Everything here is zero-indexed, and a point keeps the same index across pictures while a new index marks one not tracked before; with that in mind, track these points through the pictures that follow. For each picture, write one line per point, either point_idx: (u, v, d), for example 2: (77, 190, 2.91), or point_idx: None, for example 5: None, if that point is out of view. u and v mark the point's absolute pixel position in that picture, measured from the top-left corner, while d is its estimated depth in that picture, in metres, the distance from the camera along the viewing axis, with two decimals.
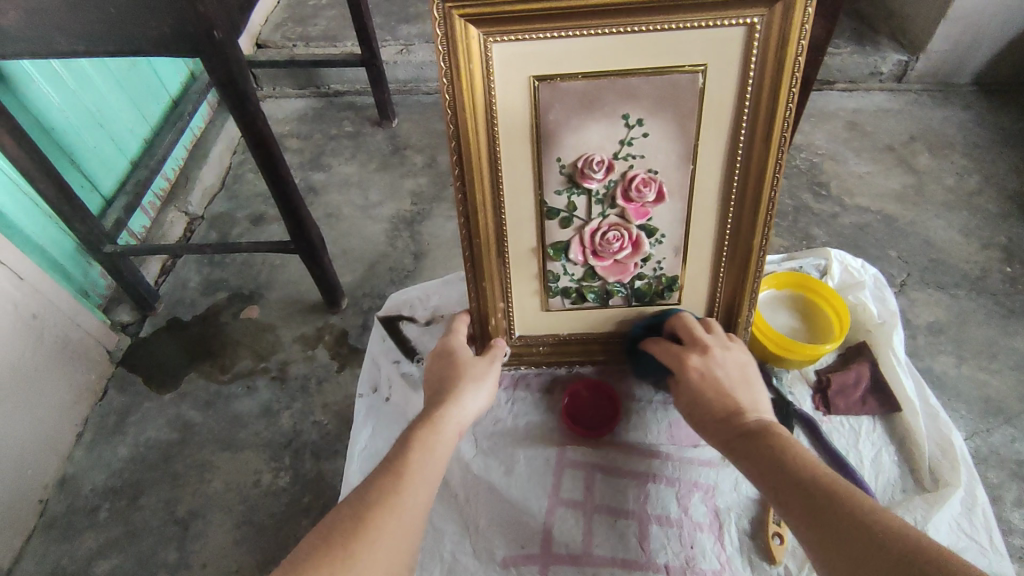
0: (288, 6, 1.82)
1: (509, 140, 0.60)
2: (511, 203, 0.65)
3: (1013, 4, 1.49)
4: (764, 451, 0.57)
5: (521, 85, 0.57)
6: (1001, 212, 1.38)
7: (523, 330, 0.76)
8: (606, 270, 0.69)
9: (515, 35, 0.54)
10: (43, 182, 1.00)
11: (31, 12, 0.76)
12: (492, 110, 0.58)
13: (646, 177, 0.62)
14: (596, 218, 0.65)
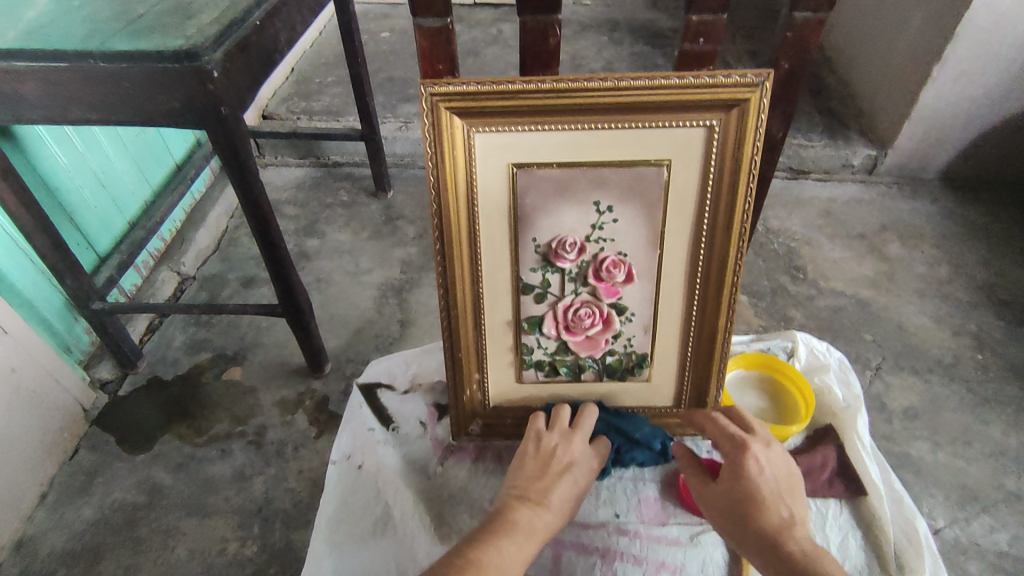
0: (296, 82, 1.93)
1: (488, 219, 0.64)
2: (488, 276, 0.67)
3: (971, 110, 1.60)
4: (805, 565, 0.57)
5: (500, 171, 0.62)
6: (970, 301, 1.43)
7: (496, 401, 0.76)
8: (580, 346, 0.71)
9: (495, 127, 0.59)
10: (40, 239, 1.02)
11: (50, 83, 0.81)
12: (472, 191, 0.62)
13: (616, 259, 0.65)
14: (567, 294, 0.68)
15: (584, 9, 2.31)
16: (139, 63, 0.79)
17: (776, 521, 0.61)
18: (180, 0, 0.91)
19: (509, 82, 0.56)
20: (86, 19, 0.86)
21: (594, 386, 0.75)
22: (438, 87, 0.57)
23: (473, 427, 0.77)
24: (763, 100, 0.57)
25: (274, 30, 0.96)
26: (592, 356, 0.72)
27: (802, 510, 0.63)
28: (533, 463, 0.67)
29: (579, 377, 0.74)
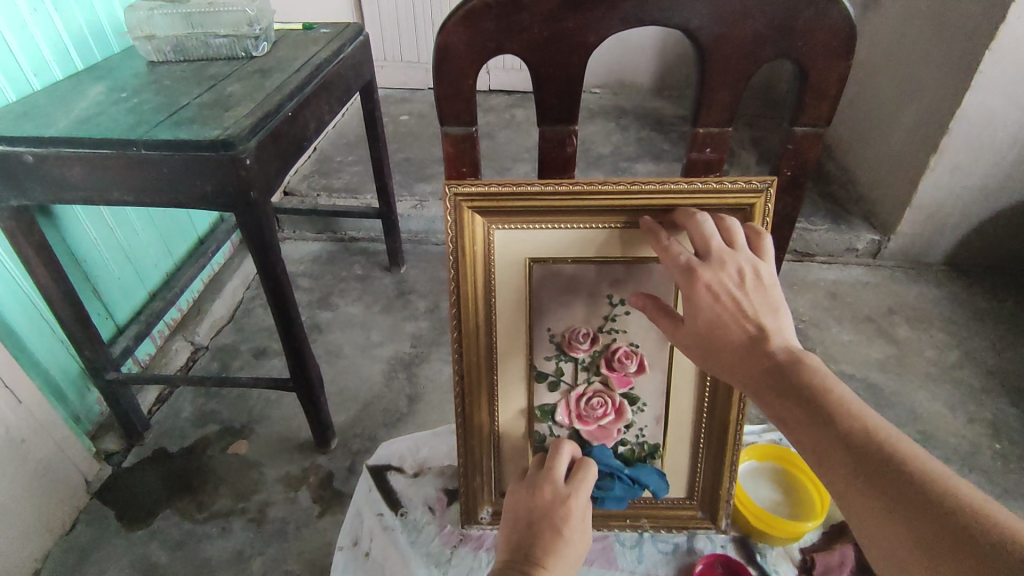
0: (317, 161, 2.02)
1: (504, 309, 0.66)
2: (504, 364, 0.69)
3: (970, 199, 1.65)
4: (798, 400, 0.51)
5: (517, 265, 0.64)
6: (983, 387, 1.41)
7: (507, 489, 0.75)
8: (593, 435, 0.69)
9: (514, 224, 0.62)
10: (64, 310, 1.05)
11: (94, 167, 0.86)
12: (490, 283, 0.65)
13: (628, 350, 0.68)
14: (582, 381, 0.70)
15: (593, 97, 2.44)
16: (179, 151, 0.85)
17: (759, 356, 0.52)
18: (219, 94, 0.98)
19: (528, 184, 0.59)
20: (133, 111, 0.93)
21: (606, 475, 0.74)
22: (461, 187, 0.60)
23: (483, 514, 0.76)
24: (768, 206, 0.60)
25: (304, 121, 1.03)
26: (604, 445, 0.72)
27: (778, 317, 0.54)
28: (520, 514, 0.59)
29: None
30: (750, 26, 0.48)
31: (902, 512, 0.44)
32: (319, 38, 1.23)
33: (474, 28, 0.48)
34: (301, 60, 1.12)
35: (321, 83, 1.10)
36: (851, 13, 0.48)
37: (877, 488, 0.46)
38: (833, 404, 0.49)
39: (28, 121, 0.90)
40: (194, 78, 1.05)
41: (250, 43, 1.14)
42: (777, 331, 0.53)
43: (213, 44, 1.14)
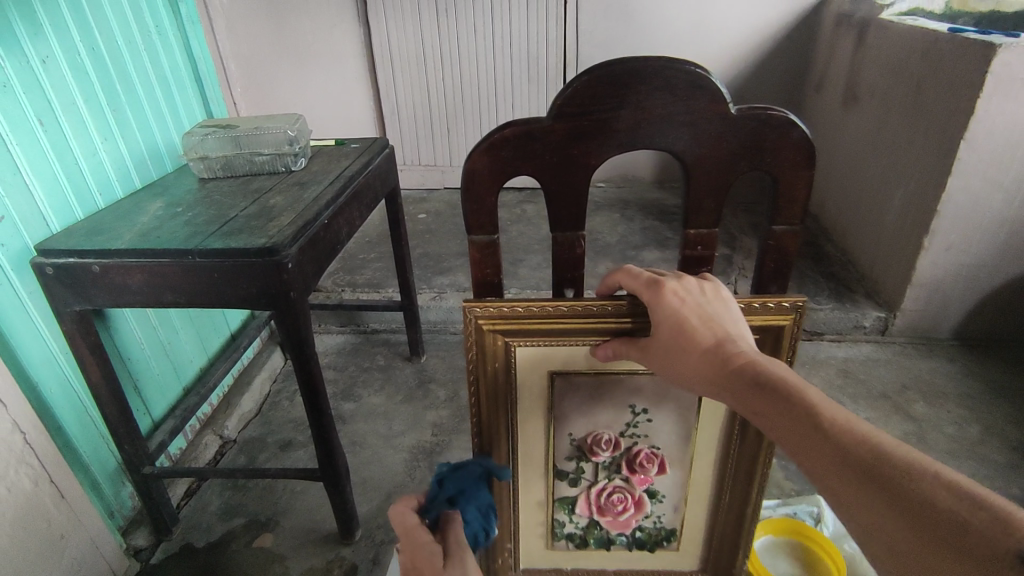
0: (342, 259, 2.15)
1: (524, 412, 0.71)
2: (521, 464, 0.73)
3: (969, 275, 1.70)
4: (761, 388, 0.51)
5: (539, 375, 0.69)
6: (1007, 463, 1.40)
7: (526, 564, 0.78)
8: (611, 526, 0.75)
9: (533, 341, 0.67)
10: (110, 406, 1.11)
11: (153, 274, 0.96)
12: (511, 389, 0.70)
13: (649, 453, 0.72)
14: (602, 480, 0.74)
15: (599, 191, 2.60)
16: (229, 258, 0.95)
17: (723, 351, 0.54)
18: (263, 206, 1.10)
19: (549, 304, 0.65)
20: (188, 223, 1.05)
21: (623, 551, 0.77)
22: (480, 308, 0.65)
23: None
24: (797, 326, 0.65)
25: (338, 227, 1.14)
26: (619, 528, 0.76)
27: (739, 328, 0.57)
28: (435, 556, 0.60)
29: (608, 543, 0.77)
30: (727, 145, 0.57)
31: (872, 482, 0.43)
32: (349, 153, 1.37)
33: (496, 156, 0.57)
34: (335, 173, 1.25)
35: (352, 193, 1.22)
36: (809, 134, 0.57)
37: (845, 463, 0.45)
38: (794, 388, 0.50)
39: (96, 235, 1.01)
40: (240, 192, 1.17)
41: (290, 159, 1.27)
42: (739, 337, 0.56)
43: (257, 160, 1.27)
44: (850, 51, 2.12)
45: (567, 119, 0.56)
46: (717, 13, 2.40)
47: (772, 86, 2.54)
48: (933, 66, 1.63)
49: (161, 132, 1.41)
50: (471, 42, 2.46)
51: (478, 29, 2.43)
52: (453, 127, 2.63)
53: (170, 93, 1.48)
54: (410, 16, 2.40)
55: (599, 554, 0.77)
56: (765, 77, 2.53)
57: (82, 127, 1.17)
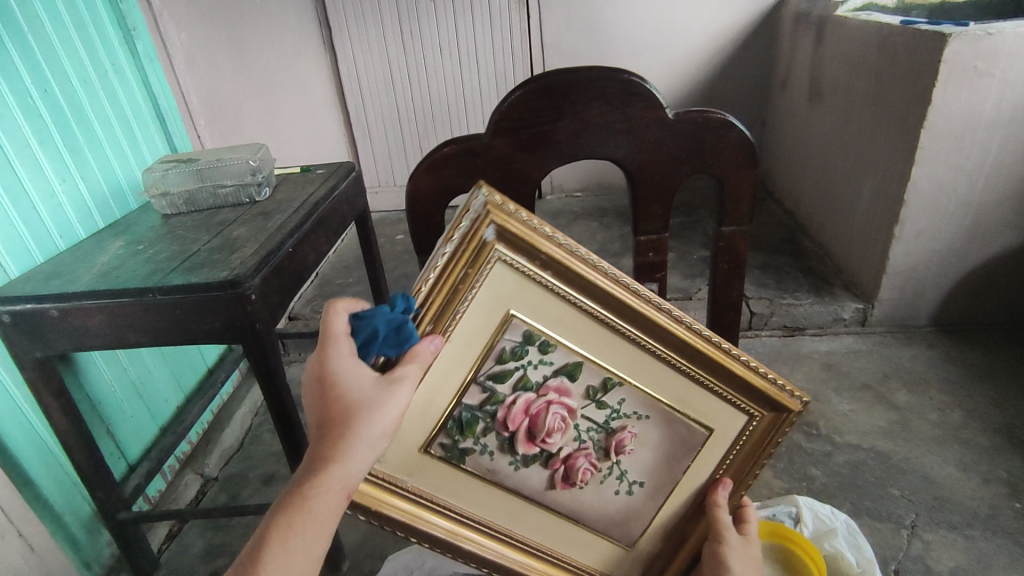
0: (320, 285, 2.13)
1: (640, 356, 0.63)
2: (584, 335, 0.60)
3: (942, 261, 1.72)
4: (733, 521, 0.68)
5: (670, 374, 0.64)
6: (992, 445, 1.40)
7: (501, 271, 0.56)
8: (511, 415, 0.61)
9: (701, 380, 0.65)
10: (80, 453, 1.08)
11: (113, 315, 0.94)
12: (682, 358, 0.63)
13: (585, 473, 0.66)
14: (580, 420, 0.65)
15: (574, 200, 2.61)
16: (191, 293, 0.93)
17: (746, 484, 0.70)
18: (226, 238, 1.09)
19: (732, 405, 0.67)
20: (149, 261, 1.03)
21: (425, 497, 0.61)
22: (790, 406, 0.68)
23: (488, 232, 0.54)
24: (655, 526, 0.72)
25: (304, 253, 1.13)
26: (489, 450, 0.62)
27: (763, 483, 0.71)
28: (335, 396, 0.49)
29: (437, 457, 0.61)
30: (668, 151, 0.58)
31: None
32: (315, 179, 1.36)
33: (439, 175, 0.57)
34: (300, 200, 1.24)
35: (319, 218, 1.21)
36: (749, 134, 0.58)
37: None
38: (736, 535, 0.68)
39: (54, 280, 0.99)
40: (203, 226, 1.16)
41: (253, 189, 1.25)
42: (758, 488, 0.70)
43: (221, 193, 1.25)
44: (810, 49, 2.16)
45: (507, 134, 0.56)
46: (678, 20, 2.44)
47: (738, 87, 2.58)
48: (889, 59, 1.66)
49: (123, 171, 1.40)
50: (437, 61, 2.47)
51: (444, 48, 2.44)
52: (425, 146, 2.63)
53: (130, 131, 1.47)
54: (376, 39, 2.41)
55: (426, 474, 0.61)
56: (730, 78, 2.56)
57: (38, 170, 1.15)
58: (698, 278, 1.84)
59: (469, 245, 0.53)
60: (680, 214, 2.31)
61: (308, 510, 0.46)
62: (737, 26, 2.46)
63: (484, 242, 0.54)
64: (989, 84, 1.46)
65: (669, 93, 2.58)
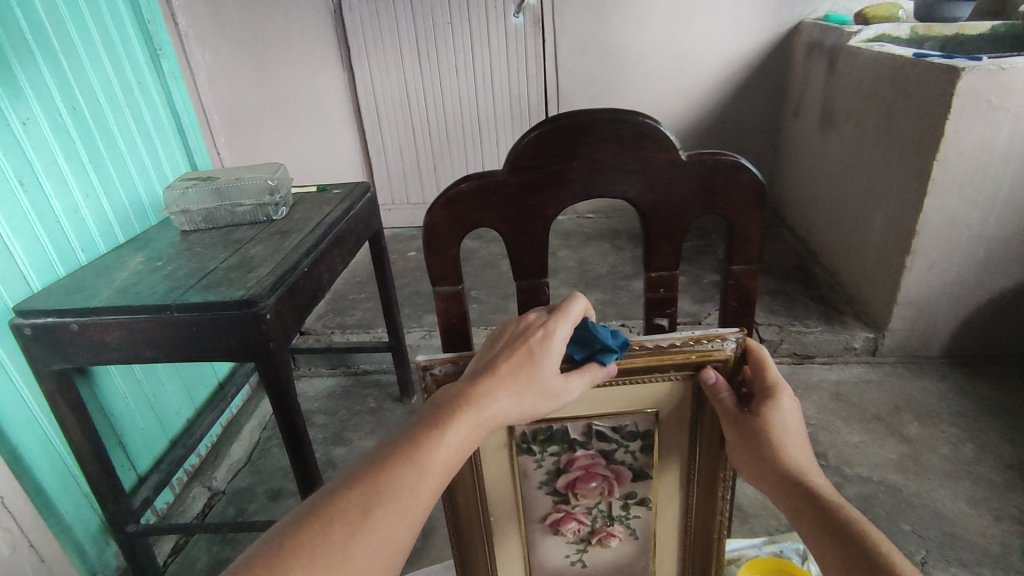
0: (332, 301, 2.16)
1: (682, 475, 0.70)
2: (681, 442, 0.68)
3: (955, 292, 1.71)
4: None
5: (681, 497, 0.71)
6: (1005, 482, 1.39)
7: (679, 383, 0.65)
8: (579, 460, 0.68)
9: (688, 518, 0.72)
10: (92, 465, 1.10)
11: (131, 330, 0.96)
12: (696, 502, 0.71)
13: (570, 531, 0.72)
14: (604, 503, 0.72)
15: (586, 221, 2.62)
16: (208, 311, 0.95)
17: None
18: (243, 256, 1.11)
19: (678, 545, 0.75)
20: (167, 278, 1.05)
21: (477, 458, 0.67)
22: None
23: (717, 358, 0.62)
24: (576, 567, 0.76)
25: (318, 273, 1.15)
26: (539, 463, 0.68)
27: None
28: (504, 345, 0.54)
29: (510, 436, 0.67)
30: (678, 191, 0.59)
31: None
32: (332, 199, 1.38)
33: (454, 210, 0.59)
34: (316, 220, 1.26)
35: (334, 238, 1.23)
36: (759, 176, 0.59)
37: None
38: None
39: (76, 294, 1.02)
40: (221, 244, 1.18)
41: (271, 209, 1.29)
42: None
43: (238, 212, 1.28)
44: (823, 77, 2.17)
45: (522, 172, 0.58)
46: (692, 45, 2.47)
47: (751, 113, 2.59)
48: (902, 91, 1.66)
49: (145, 186, 1.43)
50: (453, 82, 2.51)
51: (460, 70, 2.49)
52: (439, 165, 2.67)
53: (153, 147, 1.50)
54: (393, 60, 2.46)
55: (492, 443, 0.66)
56: (743, 103, 2.58)
57: (64, 186, 1.18)
58: (708, 302, 1.84)
59: (698, 351, 0.62)
60: (691, 238, 2.32)
61: (418, 467, 0.46)
62: (750, 53, 2.48)
63: (707, 360, 0.63)
64: (1002, 118, 1.46)
65: (681, 117, 2.60)
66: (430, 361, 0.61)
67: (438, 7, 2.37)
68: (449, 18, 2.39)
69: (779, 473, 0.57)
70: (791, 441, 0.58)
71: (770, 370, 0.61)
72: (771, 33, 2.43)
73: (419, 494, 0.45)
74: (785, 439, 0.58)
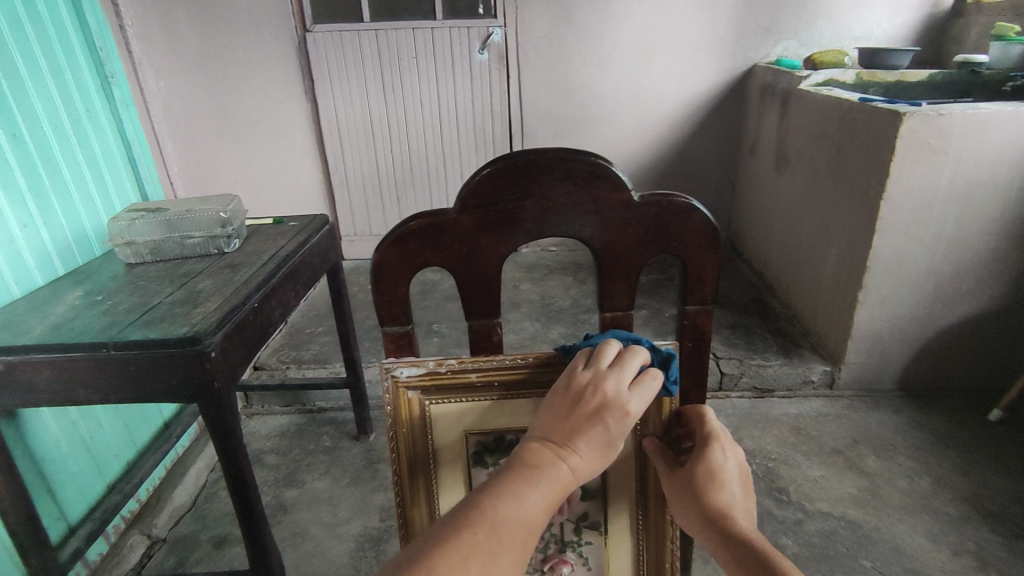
0: (289, 334, 2.09)
1: (629, 495, 0.69)
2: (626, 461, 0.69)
3: (906, 327, 1.76)
4: None
5: (630, 521, 0.70)
6: (960, 514, 1.41)
7: None
8: None
9: (638, 545, 0.70)
10: (13, 516, 1.02)
11: (62, 370, 0.90)
12: (645, 524, 0.70)
13: None
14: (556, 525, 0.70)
15: (550, 254, 2.63)
16: (147, 349, 0.90)
17: None
18: (190, 291, 1.07)
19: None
20: (106, 313, 1.00)
21: (432, 466, 0.67)
22: None
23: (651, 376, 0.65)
24: None
25: (269, 309, 1.11)
26: (492, 478, 0.67)
27: None
28: (562, 406, 0.52)
29: (465, 446, 0.67)
30: (632, 231, 0.59)
31: None
32: (288, 231, 1.35)
33: (403, 248, 0.58)
34: (269, 253, 1.22)
35: (288, 272, 1.19)
36: (711, 217, 0.59)
37: None
38: None
39: (3, 330, 0.95)
40: (167, 277, 1.13)
41: (222, 241, 1.23)
42: None
43: (187, 244, 1.23)
44: (777, 119, 2.26)
45: (473, 210, 0.57)
46: (652, 86, 2.54)
47: (709, 151, 2.67)
48: (850, 133, 1.74)
49: (89, 216, 1.37)
50: (418, 115, 2.52)
51: (425, 103, 2.50)
52: (403, 197, 2.65)
53: (100, 176, 1.45)
54: (358, 93, 2.46)
55: (447, 451, 0.67)
56: (702, 143, 2.65)
57: None
58: (669, 336, 1.85)
59: None
60: (654, 272, 2.35)
61: (495, 530, 0.44)
62: (708, 94, 2.56)
63: None
64: (943, 161, 1.53)
65: (643, 154, 2.66)
66: (393, 364, 0.63)
67: (403, 42, 2.40)
68: (414, 53, 2.41)
69: (702, 513, 0.56)
70: (727, 486, 0.58)
71: (709, 421, 0.63)
72: (726, 75, 2.53)
73: (504, 560, 0.43)
74: (720, 486, 0.58)
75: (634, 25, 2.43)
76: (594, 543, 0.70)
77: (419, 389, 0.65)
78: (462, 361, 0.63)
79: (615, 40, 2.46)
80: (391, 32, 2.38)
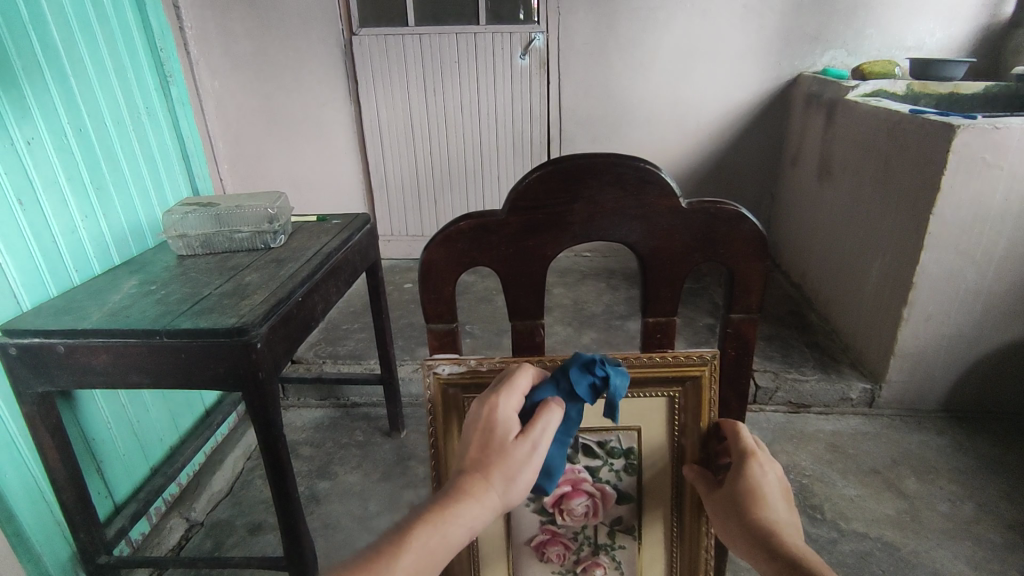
0: (326, 329, 2.14)
1: (667, 500, 0.69)
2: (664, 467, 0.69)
3: (951, 346, 1.70)
4: None
5: (665, 525, 0.70)
6: (1004, 542, 1.35)
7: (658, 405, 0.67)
8: (566, 475, 0.68)
9: (672, 549, 0.70)
10: (67, 491, 1.06)
11: (118, 354, 0.94)
12: (681, 530, 0.70)
13: (553, 554, 0.69)
14: (590, 528, 0.70)
15: (584, 260, 2.63)
16: (198, 337, 0.93)
17: None
18: (238, 283, 1.10)
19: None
20: (160, 302, 1.04)
21: None
22: None
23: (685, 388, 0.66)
24: None
25: (313, 303, 1.14)
26: None
27: None
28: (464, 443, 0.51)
29: None
30: (679, 239, 0.59)
31: None
32: (331, 229, 1.38)
33: (453, 247, 0.59)
34: (314, 249, 1.25)
35: (331, 268, 1.23)
36: (760, 227, 0.59)
37: None
38: None
39: (65, 315, 1.00)
40: (216, 270, 1.18)
41: (269, 236, 1.28)
42: None
43: (236, 238, 1.27)
44: (821, 128, 2.21)
45: (522, 212, 0.58)
46: (693, 93, 2.52)
47: (750, 161, 2.63)
48: (898, 144, 1.69)
49: (145, 209, 1.43)
50: (458, 117, 2.55)
51: (465, 108, 2.54)
52: (440, 199, 2.68)
53: (156, 170, 1.51)
54: (399, 95, 2.51)
55: None
56: (740, 152, 2.62)
57: (63, 205, 1.18)
58: (703, 346, 1.83)
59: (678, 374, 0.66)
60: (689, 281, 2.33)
61: None
62: (750, 103, 2.53)
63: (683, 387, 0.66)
64: (998, 176, 1.48)
65: (681, 161, 2.63)
66: (435, 360, 0.64)
67: (445, 46, 2.43)
68: (456, 58, 2.45)
69: (750, 527, 0.55)
70: (772, 500, 0.57)
71: (743, 436, 0.63)
72: (771, 84, 2.49)
73: None
74: (764, 500, 0.57)
75: (677, 32, 2.42)
76: (630, 545, 0.70)
77: (459, 386, 0.65)
78: (503, 360, 0.65)
79: (657, 48, 2.45)
80: (433, 36, 2.42)
